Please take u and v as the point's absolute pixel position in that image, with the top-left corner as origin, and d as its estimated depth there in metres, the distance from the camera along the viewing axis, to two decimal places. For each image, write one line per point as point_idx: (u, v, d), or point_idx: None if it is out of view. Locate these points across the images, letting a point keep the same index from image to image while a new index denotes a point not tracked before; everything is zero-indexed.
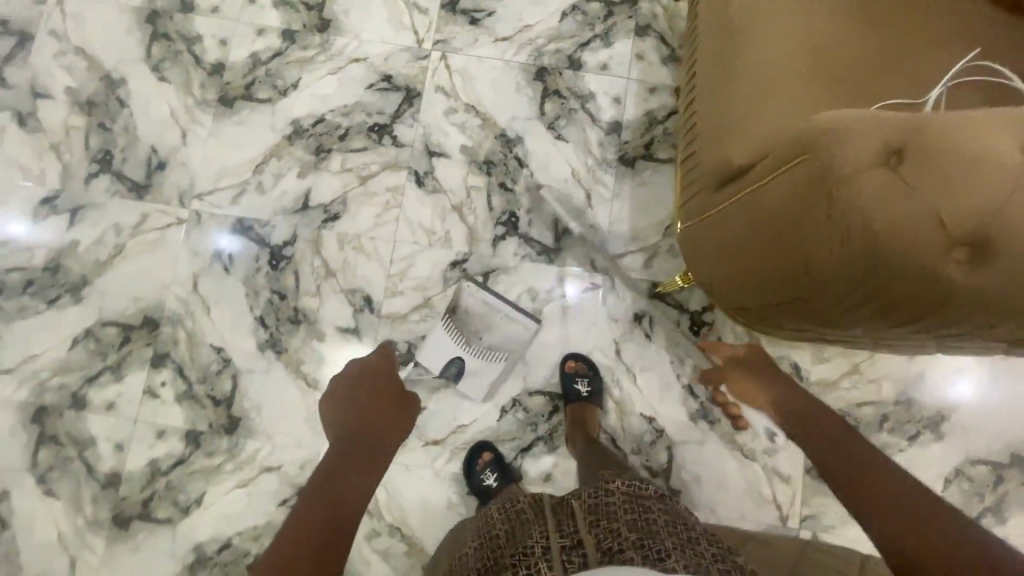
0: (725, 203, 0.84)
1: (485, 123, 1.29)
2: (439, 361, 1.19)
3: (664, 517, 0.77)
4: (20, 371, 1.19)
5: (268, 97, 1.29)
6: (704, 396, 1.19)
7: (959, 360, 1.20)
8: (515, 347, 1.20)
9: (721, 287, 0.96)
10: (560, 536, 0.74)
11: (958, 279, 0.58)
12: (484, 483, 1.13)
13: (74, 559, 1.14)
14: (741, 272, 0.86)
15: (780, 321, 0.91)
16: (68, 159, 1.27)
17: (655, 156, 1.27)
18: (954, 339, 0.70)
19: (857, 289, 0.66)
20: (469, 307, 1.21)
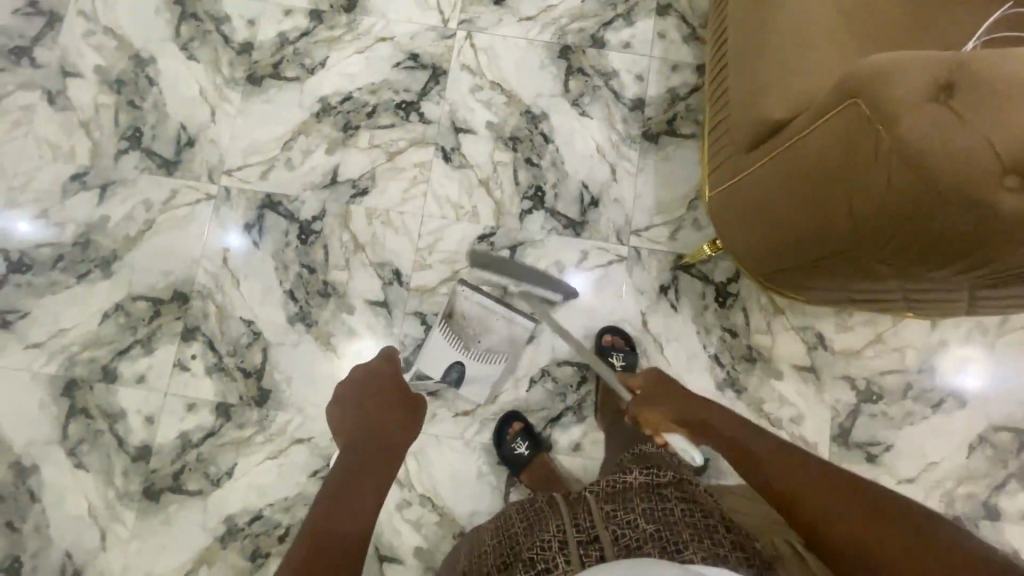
0: (761, 160, 0.85)
1: (510, 100, 1.31)
2: (439, 367, 1.16)
3: (682, 505, 0.74)
4: (50, 345, 1.20)
5: (296, 76, 1.31)
6: (731, 366, 1.21)
7: (965, 353, 1.21)
8: (514, 348, 1.17)
9: (753, 250, 0.97)
10: (576, 530, 0.71)
11: (1007, 206, 0.59)
12: (516, 452, 1.14)
13: (106, 530, 1.14)
14: (777, 229, 0.87)
15: (813, 280, 0.92)
16: (98, 136, 1.28)
17: (678, 131, 1.29)
18: (994, 279, 0.71)
19: (903, 229, 0.67)
20: (465, 311, 1.16)
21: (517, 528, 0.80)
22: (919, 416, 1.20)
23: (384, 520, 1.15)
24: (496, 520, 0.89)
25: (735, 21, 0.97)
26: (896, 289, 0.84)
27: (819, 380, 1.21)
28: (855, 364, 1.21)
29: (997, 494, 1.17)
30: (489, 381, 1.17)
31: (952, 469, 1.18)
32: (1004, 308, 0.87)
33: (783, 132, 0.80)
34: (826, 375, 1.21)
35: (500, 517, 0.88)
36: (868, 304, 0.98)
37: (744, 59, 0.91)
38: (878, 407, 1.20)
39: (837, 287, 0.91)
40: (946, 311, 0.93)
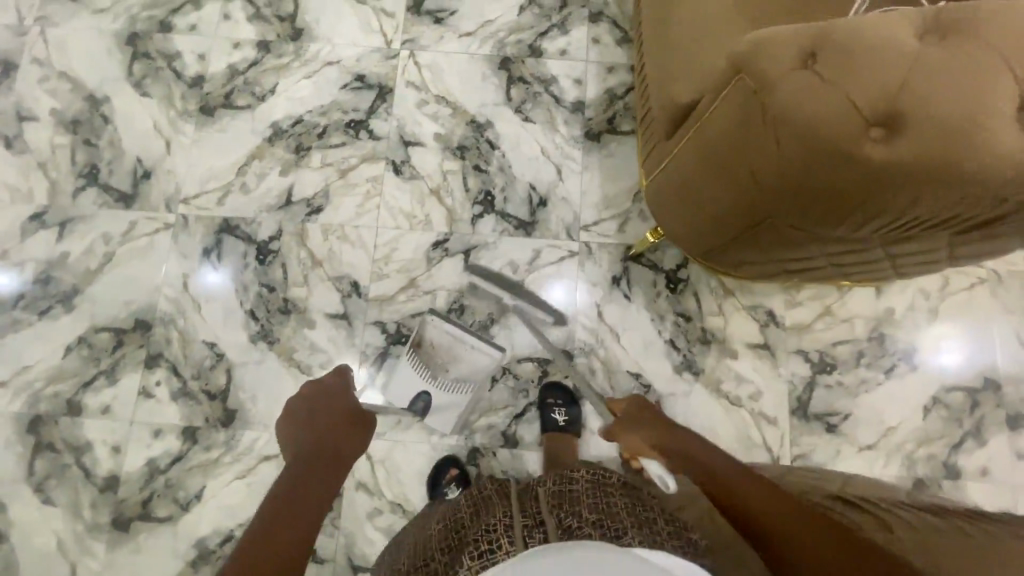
0: (680, 142, 0.89)
1: (456, 111, 1.36)
2: (406, 395, 1.18)
3: (625, 500, 0.76)
4: (14, 383, 1.20)
5: (247, 104, 1.36)
6: (686, 348, 1.24)
7: (943, 332, 1.25)
8: (482, 376, 1.20)
9: (688, 231, 1.01)
10: (522, 514, 0.74)
11: (877, 155, 0.64)
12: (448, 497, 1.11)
13: (77, 564, 1.13)
14: (703, 207, 0.91)
15: (746, 254, 0.96)
16: (56, 175, 1.31)
17: (618, 129, 1.35)
18: (897, 231, 0.75)
19: (798, 188, 0.71)
20: (434, 340, 1.20)
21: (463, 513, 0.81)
22: (872, 383, 1.23)
23: (356, 529, 1.15)
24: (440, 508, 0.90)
25: (650, 16, 1.02)
26: (821, 252, 0.88)
27: (773, 356, 1.24)
28: (806, 338, 1.24)
29: (956, 453, 1.19)
30: (457, 410, 1.18)
31: (909, 432, 1.20)
32: (931, 263, 0.90)
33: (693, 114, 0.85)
34: (780, 350, 1.24)
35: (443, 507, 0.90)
36: (806, 275, 1.01)
37: (660, 54, 0.97)
38: (833, 378, 1.23)
39: (769, 258, 0.95)
40: (879, 273, 0.97)
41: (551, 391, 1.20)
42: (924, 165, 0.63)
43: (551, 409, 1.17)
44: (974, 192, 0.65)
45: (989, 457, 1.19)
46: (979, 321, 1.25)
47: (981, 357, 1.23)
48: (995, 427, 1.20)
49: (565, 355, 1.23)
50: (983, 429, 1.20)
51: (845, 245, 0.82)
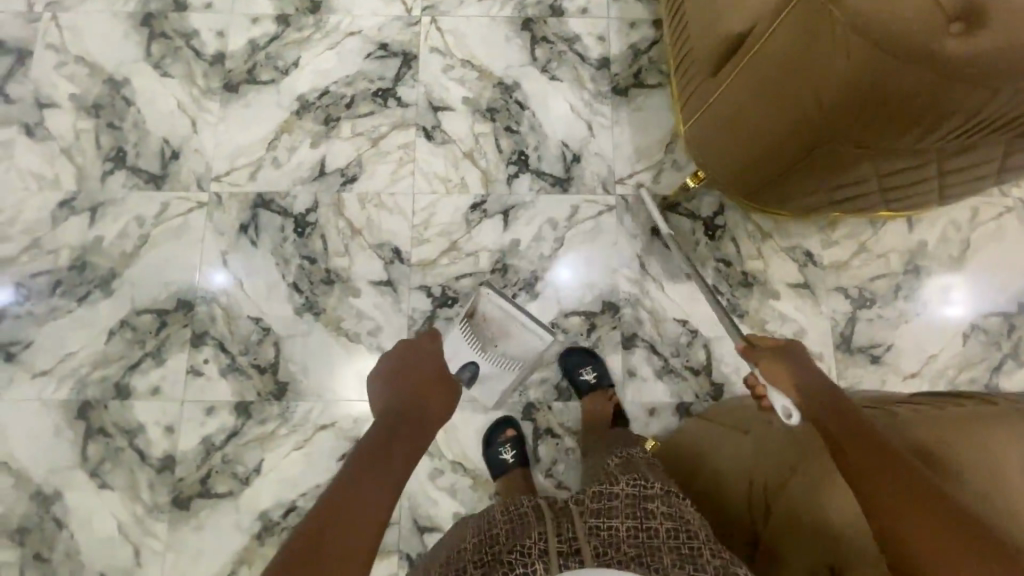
0: (730, 73, 0.90)
1: (482, 74, 1.35)
2: (454, 364, 1.13)
3: (669, 524, 0.69)
4: (59, 371, 1.19)
5: (271, 79, 1.34)
6: (730, 292, 1.25)
7: (949, 281, 1.27)
8: (529, 356, 1.14)
9: (735, 167, 1.02)
10: (557, 540, 0.68)
11: (952, 47, 0.66)
12: (502, 458, 1.14)
13: (139, 546, 1.12)
14: (755, 137, 0.92)
15: (797, 185, 0.98)
16: (81, 161, 1.29)
17: (645, 83, 1.35)
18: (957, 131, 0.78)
19: (870, 93, 0.73)
20: (488, 314, 1.13)
21: (499, 530, 0.74)
22: (912, 314, 1.25)
23: (418, 490, 1.16)
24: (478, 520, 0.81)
25: None
26: (873, 173, 0.90)
27: (814, 295, 1.26)
28: (844, 275, 1.27)
29: (997, 375, 1.22)
30: (501, 387, 1.16)
31: (951, 359, 1.23)
32: (977, 179, 0.93)
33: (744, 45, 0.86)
34: (820, 289, 1.26)
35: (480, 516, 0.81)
36: (850, 207, 1.03)
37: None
38: (873, 311, 1.25)
39: (819, 187, 0.97)
40: (922, 201, 1.00)
41: (578, 359, 1.20)
42: (994, 56, 0.67)
43: (580, 371, 1.18)
44: None
45: None
46: (1009, 248, 1.28)
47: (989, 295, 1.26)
48: None
49: (611, 307, 1.24)
50: (1021, 350, 1.23)
51: (902, 157, 0.85)
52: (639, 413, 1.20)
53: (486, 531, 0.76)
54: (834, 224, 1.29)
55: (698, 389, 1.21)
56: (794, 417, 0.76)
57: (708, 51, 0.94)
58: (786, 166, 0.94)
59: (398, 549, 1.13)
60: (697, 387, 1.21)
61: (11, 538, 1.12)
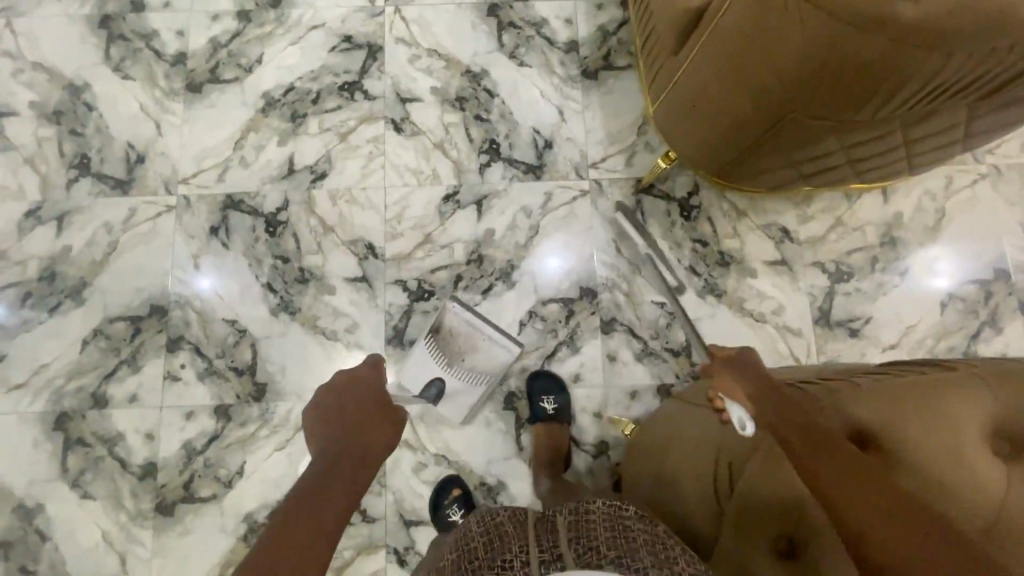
0: (690, 53, 0.91)
1: (449, 63, 1.33)
2: (422, 380, 1.16)
3: (645, 534, 0.70)
4: (33, 382, 1.18)
5: (235, 77, 1.32)
6: (707, 272, 1.25)
7: (928, 254, 1.27)
8: (496, 370, 1.17)
9: (705, 149, 1.02)
10: (538, 551, 0.69)
11: (898, 17, 0.66)
12: (451, 519, 1.11)
13: (125, 554, 1.12)
14: (718, 118, 0.93)
15: (766, 160, 0.96)
16: (45, 170, 1.27)
17: (614, 65, 1.34)
18: (915, 104, 0.78)
19: (819, 70, 0.74)
20: (453, 327, 1.17)
21: (478, 545, 0.74)
22: (889, 286, 1.25)
23: (403, 485, 1.16)
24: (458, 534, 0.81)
25: None
26: (839, 145, 0.89)
27: (791, 271, 1.25)
28: (821, 250, 1.26)
29: (975, 342, 1.23)
30: (467, 400, 1.16)
31: (929, 329, 1.24)
32: (944, 148, 0.93)
33: (703, 20, 0.86)
34: (797, 265, 1.26)
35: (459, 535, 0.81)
36: (821, 179, 1.02)
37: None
38: (851, 285, 1.25)
39: (787, 161, 0.95)
40: (893, 169, 0.99)
41: (539, 382, 1.18)
42: (940, 23, 0.65)
43: (540, 399, 1.16)
44: (989, 46, 0.68)
45: (1007, 342, 1.23)
46: (984, 216, 1.28)
47: (968, 265, 1.26)
48: (1009, 314, 1.24)
49: (589, 292, 1.24)
50: (998, 317, 1.23)
51: (865, 133, 0.85)
52: (621, 397, 1.20)
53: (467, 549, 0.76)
54: (809, 199, 1.28)
55: (678, 371, 1.21)
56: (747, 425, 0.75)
57: (671, 30, 0.95)
58: (752, 146, 0.94)
59: (385, 544, 1.14)
60: (678, 368, 1.21)
61: None
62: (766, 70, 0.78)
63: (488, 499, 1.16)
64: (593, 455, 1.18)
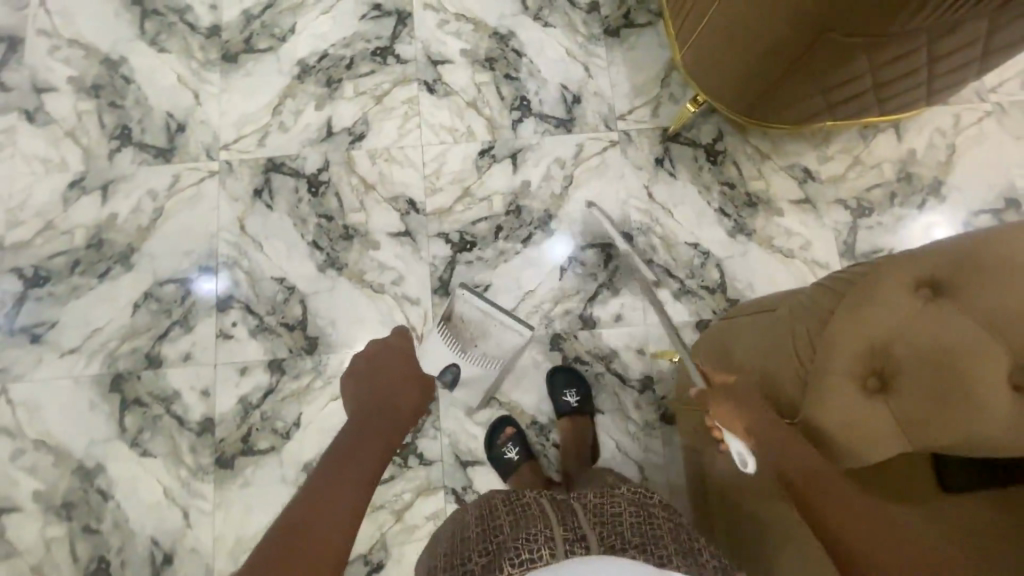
0: None
1: (477, 26, 1.38)
2: (438, 364, 1.15)
3: (669, 524, 0.76)
4: (87, 346, 1.19)
5: (269, 47, 1.35)
6: (736, 213, 1.30)
7: (932, 217, 1.31)
8: (508, 354, 1.14)
9: (735, 85, 1.11)
10: (562, 527, 0.72)
11: None
12: (507, 457, 1.15)
13: (187, 509, 1.14)
14: (751, 51, 1.01)
15: (797, 88, 1.05)
16: (86, 142, 1.28)
17: (635, 22, 1.39)
18: (939, 16, 0.85)
19: None
20: (463, 315, 1.14)
21: (502, 521, 0.77)
22: (909, 218, 1.31)
23: (457, 427, 1.19)
24: (477, 507, 0.85)
25: None
26: (867, 66, 0.97)
27: (815, 208, 1.31)
28: (843, 188, 1.32)
29: None
30: (483, 383, 1.17)
31: None
32: (961, 68, 1.00)
33: None
34: (821, 203, 1.32)
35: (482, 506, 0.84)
36: (843, 111, 1.10)
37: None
38: (873, 219, 1.31)
39: (816, 87, 1.04)
40: (911, 97, 1.07)
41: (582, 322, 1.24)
42: None
43: (563, 394, 1.18)
44: None
45: None
46: (993, 149, 1.35)
47: (980, 197, 1.33)
48: None
49: (625, 237, 1.28)
50: None
51: (889, 51, 0.93)
52: (662, 334, 1.25)
53: (489, 521, 0.79)
54: (828, 141, 1.34)
55: (715, 307, 1.26)
56: (749, 465, 0.79)
57: None
58: (782, 75, 1.02)
59: (443, 485, 1.17)
60: (714, 305, 1.26)
61: (57, 514, 1.12)
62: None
63: (541, 437, 1.21)
64: (638, 391, 1.23)
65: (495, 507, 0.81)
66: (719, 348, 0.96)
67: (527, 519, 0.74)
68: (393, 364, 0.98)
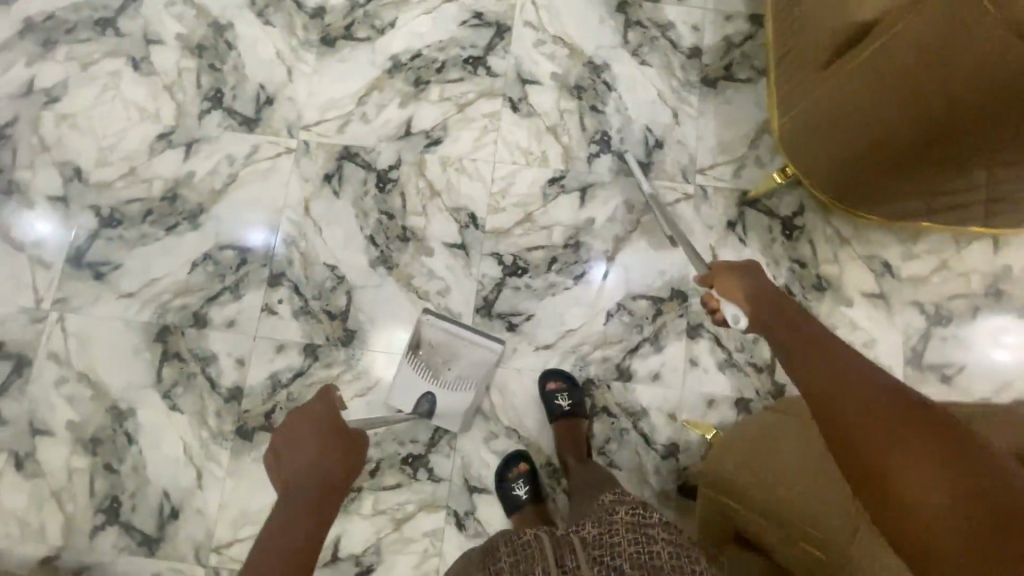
0: (839, 71, 0.94)
1: (573, 52, 1.35)
2: (411, 398, 1.17)
3: (669, 547, 0.75)
4: (143, 294, 1.24)
5: (367, 37, 1.36)
6: (802, 294, 1.24)
7: (994, 324, 1.23)
8: (480, 372, 1.18)
9: (829, 172, 1.06)
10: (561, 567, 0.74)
11: None
12: (515, 493, 1.13)
13: (201, 469, 1.17)
14: (858, 142, 0.96)
15: (895, 185, 1.01)
16: (181, 98, 1.33)
17: (736, 76, 1.34)
18: None
19: (1005, 97, 0.79)
20: (432, 339, 1.18)
21: (503, 563, 0.76)
22: (989, 337, 1.22)
23: (472, 450, 1.19)
24: (483, 550, 0.84)
25: None
26: (983, 177, 0.96)
27: (888, 305, 1.24)
28: (922, 291, 1.24)
29: None
30: (459, 411, 1.16)
31: None
32: None
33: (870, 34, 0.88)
34: (895, 301, 1.24)
35: (487, 549, 0.83)
36: (943, 219, 1.06)
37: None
38: (949, 330, 1.22)
39: (925, 185, 0.99)
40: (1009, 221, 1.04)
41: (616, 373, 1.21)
42: None
43: (556, 397, 1.16)
44: None
45: None
46: None
47: None
48: None
49: (680, 295, 1.24)
50: None
51: (1011, 166, 0.92)
52: (697, 403, 1.20)
53: (491, 563, 0.78)
54: (916, 237, 1.26)
55: (759, 387, 1.20)
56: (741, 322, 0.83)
57: (817, 48, 0.98)
58: (885, 173, 0.98)
59: (446, 505, 1.16)
60: (758, 384, 1.21)
61: (84, 447, 1.18)
62: (945, 92, 0.83)
63: (552, 480, 1.18)
64: (661, 456, 1.18)
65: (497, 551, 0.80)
66: (757, 428, 1.00)
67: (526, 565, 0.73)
68: (308, 435, 0.83)
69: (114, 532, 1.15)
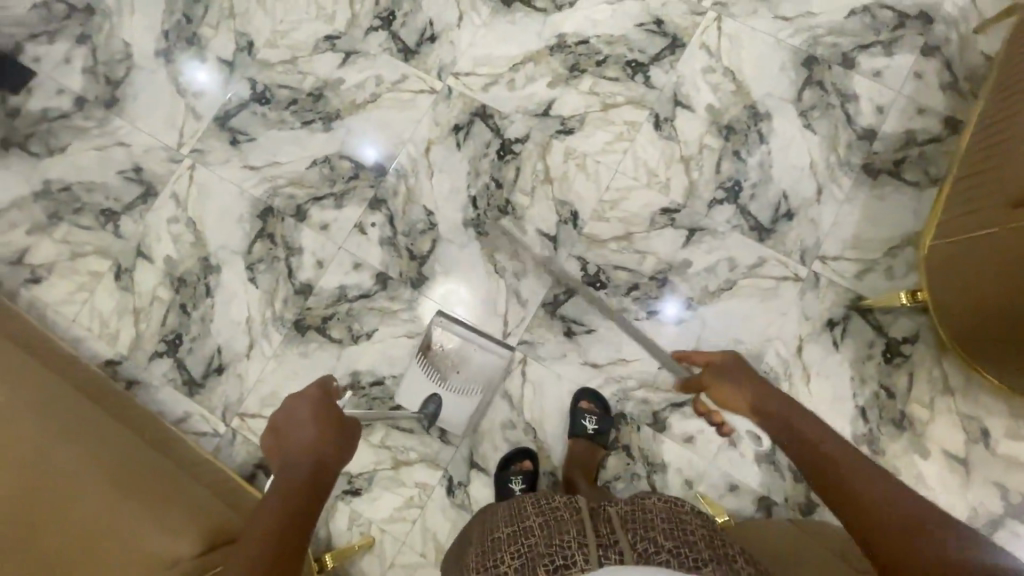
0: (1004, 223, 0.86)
1: (739, 90, 1.28)
2: (419, 399, 1.20)
3: (704, 530, 0.68)
4: (263, 172, 1.34)
5: (543, 8, 1.36)
6: (876, 423, 1.15)
7: None
8: (489, 379, 1.22)
9: (960, 314, 0.98)
10: (595, 535, 0.66)
11: None
12: (510, 486, 1.14)
13: (253, 342, 1.28)
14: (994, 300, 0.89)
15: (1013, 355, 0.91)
16: (357, 9, 1.39)
17: (903, 175, 1.22)
18: None
19: None
20: (444, 344, 1.22)
21: (531, 523, 0.73)
22: None
23: (487, 429, 1.21)
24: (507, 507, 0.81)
25: None
26: None
27: (967, 475, 1.11)
28: (1013, 476, 1.10)
29: None
30: (463, 419, 1.20)
31: None
32: None
33: None
34: (977, 473, 1.11)
35: (510, 507, 0.81)
36: None
37: None
38: None
39: None
40: None
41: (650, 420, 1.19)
42: None
43: (583, 417, 1.15)
44: None
45: None
46: None
47: None
48: None
49: None
50: None
51: None
52: (719, 482, 1.15)
53: (519, 522, 0.75)
54: None
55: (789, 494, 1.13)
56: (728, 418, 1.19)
57: (998, 189, 0.89)
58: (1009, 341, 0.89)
59: (445, 467, 1.20)
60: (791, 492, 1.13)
61: (171, 282, 1.31)
62: None
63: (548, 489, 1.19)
64: None
65: (525, 509, 0.78)
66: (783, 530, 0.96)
67: (559, 523, 0.69)
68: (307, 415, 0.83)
69: (167, 363, 1.29)
